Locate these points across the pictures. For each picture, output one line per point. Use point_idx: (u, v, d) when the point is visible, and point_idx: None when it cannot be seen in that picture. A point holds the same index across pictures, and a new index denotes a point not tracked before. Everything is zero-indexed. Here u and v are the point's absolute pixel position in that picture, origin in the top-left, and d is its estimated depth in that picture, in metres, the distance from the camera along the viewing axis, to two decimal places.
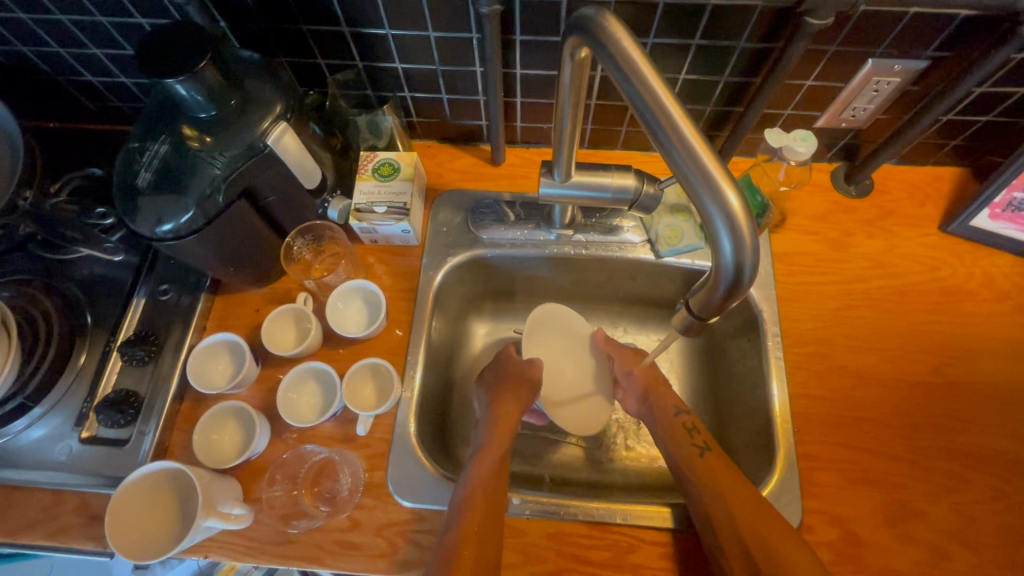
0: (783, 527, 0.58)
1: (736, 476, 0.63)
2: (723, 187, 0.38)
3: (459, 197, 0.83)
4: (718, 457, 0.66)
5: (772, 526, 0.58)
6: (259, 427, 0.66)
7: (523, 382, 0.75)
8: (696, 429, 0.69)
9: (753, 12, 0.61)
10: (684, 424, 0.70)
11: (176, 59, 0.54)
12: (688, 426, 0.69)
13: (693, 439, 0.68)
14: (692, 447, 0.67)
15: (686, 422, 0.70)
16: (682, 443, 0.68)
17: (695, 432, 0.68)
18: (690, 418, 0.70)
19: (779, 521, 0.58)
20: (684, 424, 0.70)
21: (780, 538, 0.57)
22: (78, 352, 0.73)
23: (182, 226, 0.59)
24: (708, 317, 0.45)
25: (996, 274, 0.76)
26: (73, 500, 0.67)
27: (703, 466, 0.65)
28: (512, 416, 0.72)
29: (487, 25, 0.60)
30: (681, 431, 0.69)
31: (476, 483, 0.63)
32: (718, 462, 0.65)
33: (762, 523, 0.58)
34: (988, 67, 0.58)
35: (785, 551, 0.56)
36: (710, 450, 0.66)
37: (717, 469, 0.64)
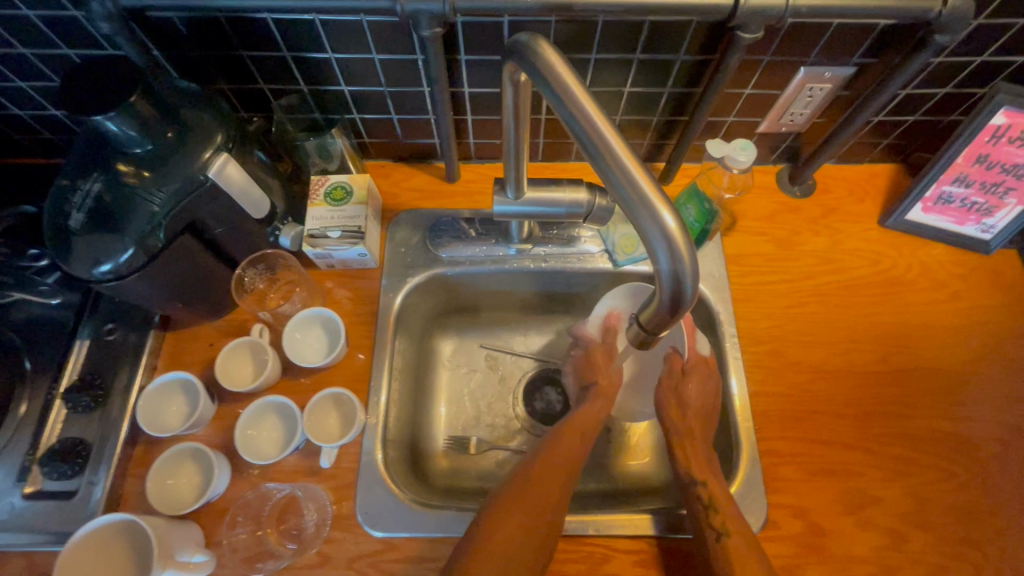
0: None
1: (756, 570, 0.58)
2: (659, 207, 0.39)
3: (415, 217, 0.82)
4: (739, 543, 0.60)
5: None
6: (218, 467, 0.64)
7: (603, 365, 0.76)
8: (713, 505, 0.63)
9: (688, 26, 0.62)
10: (699, 501, 0.64)
11: (104, 95, 0.52)
12: (705, 502, 0.63)
13: (710, 519, 0.62)
14: (709, 530, 0.62)
15: (700, 495, 0.64)
16: (700, 523, 0.63)
17: (712, 513, 0.62)
18: (706, 490, 0.64)
19: None
20: (700, 500, 0.64)
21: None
22: (18, 402, 0.69)
23: (122, 266, 0.56)
24: (657, 331, 0.46)
25: (932, 264, 0.81)
26: (17, 560, 0.63)
27: (719, 555, 0.60)
28: (577, 440, 0.69)
29: (430, 48, 0.59)
30: (698, 509, 0.63)
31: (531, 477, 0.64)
32: (739, 552, 0.60)
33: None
34: (908, 72, 0.61)
35: None
36: (729, 535, 0.60)
37: (735, 560, 0.59)
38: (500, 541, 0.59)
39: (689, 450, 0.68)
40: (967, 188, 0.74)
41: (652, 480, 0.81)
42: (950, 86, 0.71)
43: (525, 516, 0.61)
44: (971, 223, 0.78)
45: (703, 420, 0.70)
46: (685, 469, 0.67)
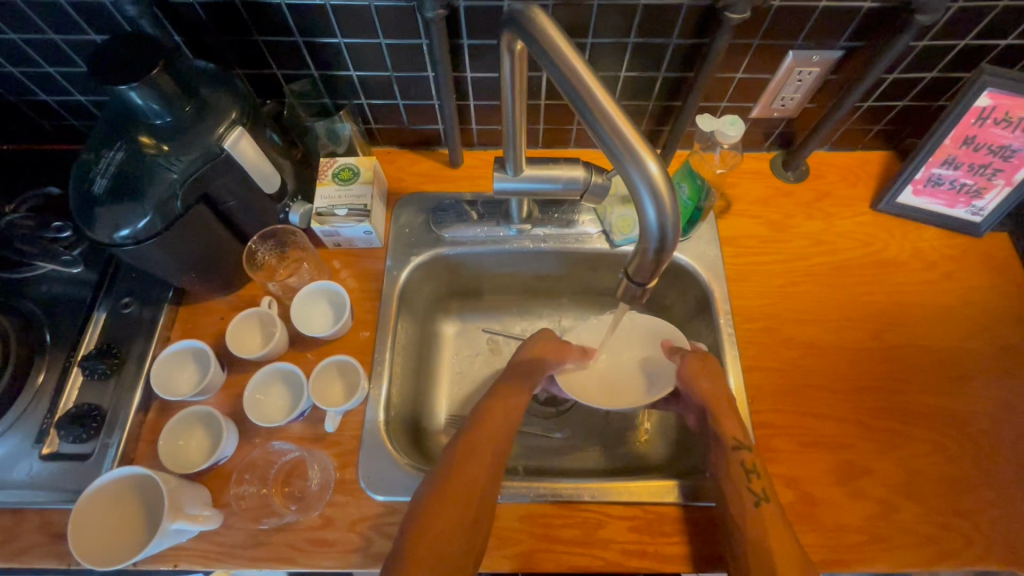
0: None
1: (789, 538, 0.59)
2: (645, 157, 0.41)
3: (419, 200, 0.85)
4: (775, 510, 0.61)
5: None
6: (226, 430, 0.66)
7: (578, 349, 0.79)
8: (755, 471, 0.64)
9: (679, 10, 0.66)
10: (741, 466, 0.64)
11: (129, 67, 0.56)
12: (747, 467, 0.64)
13: (752, 484, 0.63)
14: (748, 495, 0.62)
15: (743, 460, 0.65)
16: (740, 487, 0.63)
17: (754, 476, 0.63)
18: (750, 456, 0.65)
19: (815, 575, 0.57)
20: (742, 463, 0.64)
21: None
22: (37, 371, 0.72)
23: (140, 232, 0.59)
24: (646, 282, 0.48)
25: (925, 246, 0.82)
26: (34, 518, 0.65)
27: (758, 518, 0.61)
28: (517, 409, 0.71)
29: (434, 29, 0.63)
30: (738, 473, 0.64)
31: (471, 446, 0.65)
32: (775, 518, 0.60)
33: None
34: (891, 54, 0.64)
35: None
36: (768, 501, 0.62)
37: (770, 525, 0.60)
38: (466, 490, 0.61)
39: (726, 420, 0.68)
40: (955, 170, 0.76)
41: (649, 458, 0.82)
42: (936, 71, 0.73)
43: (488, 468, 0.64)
44: (961, 206, 0.80)
45: (731, 396, 0.70)
46: (722, 441, 0.67)
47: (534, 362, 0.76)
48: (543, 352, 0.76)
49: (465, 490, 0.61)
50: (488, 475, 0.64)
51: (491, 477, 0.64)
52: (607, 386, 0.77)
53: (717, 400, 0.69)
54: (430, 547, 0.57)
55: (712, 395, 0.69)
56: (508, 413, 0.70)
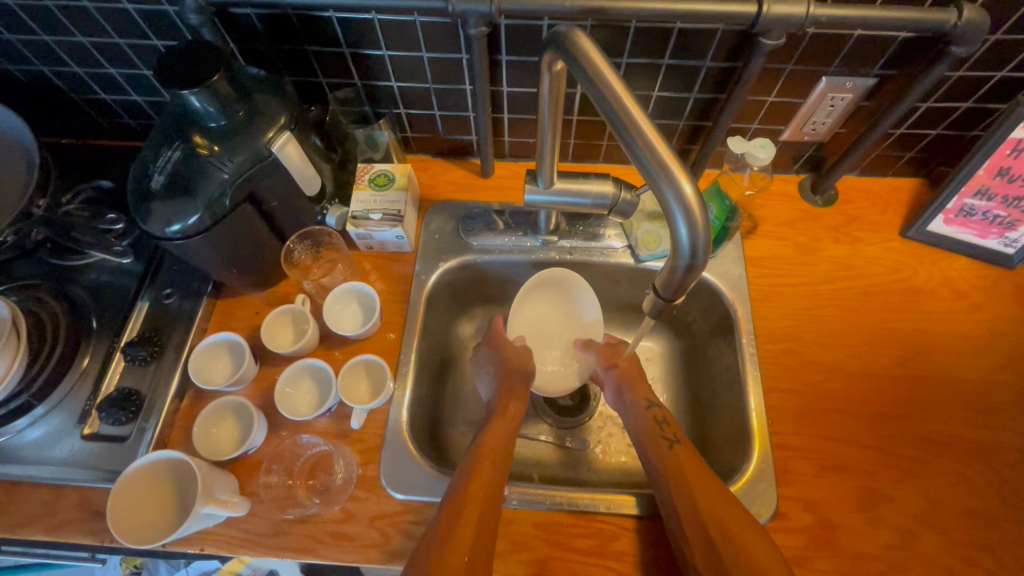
0: (742, 513, 0.60)
1: (703, 467, 0.65)
2: (679, 177, 0.42)
3: (450, 207, 0.87)
4: (686, 450, 0.67)
5: (735, 514, 0.60)
6: (257, 421, 0.69)
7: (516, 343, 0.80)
8: (666, 421, 0.71)
9: (715, 33, 0.67)
10: (654, 417, 0.72)
11: (193, 72, 0.59)
12: (658, 418, 0.71)
13: (664, 431, 0.70)
14: (663, 439, 0.69)
15: (657, 413, 0.72)
16: (654, 434, 0.70)
17: (665, 425, 0.70)
18: (660, 411, 0.72)
19: (740, 510, 0.60)
20: (655, 416, 0.72)
21: (733, 515, 0.60)
22: (82, 354, 0.75)
23: (190, 227, 0.63)
24: (675, 297, 0.49)
25: (955, 276, 0.82)
26: (73, 495, 0.69)
27: (673, 456, 0.66)
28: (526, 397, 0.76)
29: (475, 45, 0.65)
30: (652, 423, 0.71)
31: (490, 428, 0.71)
32: (687, 455, 0.67)
33: (716, 500, 0.61)
34: (925, 84, 0.65)
35: (738, 529, 0.58)
36: (680, 443, 0.68)
37: (685, 461, 0.65)
38: (471, 507, 0.60)
39: (637, 386, 0.76)
40: (989, 202, 0.75)
41: None
42: (971, 101, 0.73)
43: (483, 510, 0.61)
44: (993, 237, 0.79)
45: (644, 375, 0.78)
46: (637, 399, 0.74)
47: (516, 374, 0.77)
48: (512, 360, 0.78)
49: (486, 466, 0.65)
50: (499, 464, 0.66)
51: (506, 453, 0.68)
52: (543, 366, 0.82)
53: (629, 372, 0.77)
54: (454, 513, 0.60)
55: (628, 371, 0.77)
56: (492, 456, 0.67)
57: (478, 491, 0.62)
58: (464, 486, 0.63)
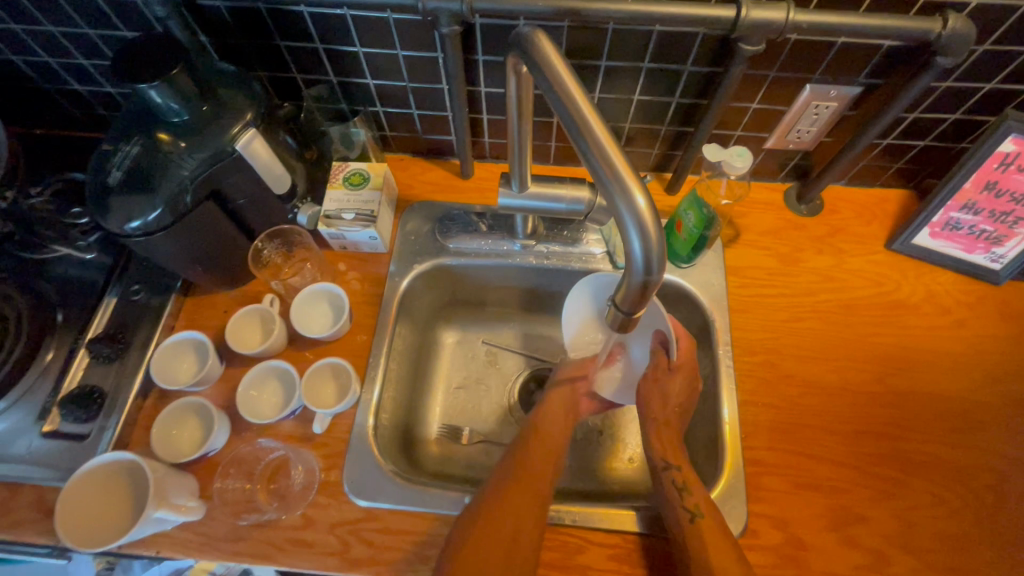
0: None
1: (728, 547, 0.59)
2: (633, 189, 0.40)
3: (427, 208, 0.86)
4: (710, 520, 0.61)
5: None
6: (218, 423, 0.67)
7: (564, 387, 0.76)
8: (685, 488, 0.65)
9: (696, 37, 0.65)
10: (673, 482, 0.66)
11: (152, 66, 0.58)
12: (678, 484, 0.65)
13: (685, 501, 0.63)
14: (683, 510, 0.63)
15: (675, 478, 0.66)
16: (675, 504, 0.64)
17: (685, 493, 0.64)
18: (679, 475, 0.67)
19: None
20: (673, 482, 0.66)
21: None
22: (45, 350, 0.74)
23: (150, 224, 0.61)
24: (634, 314, 0.47)
25: (939, 291, 0.80)
26: (29, 494, 0.67)
27: (693, 532, 0.60)
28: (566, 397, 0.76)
29: (448, 44, 0.63)
30: (674, 491, 0.65)
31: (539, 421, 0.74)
32: (712, 529, 0.60)
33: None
34: (911, 94, 0.63)
35: None
36: (703, 516, 0.61)
37: (708, 538, 0.60)
38: (514, 495, 0.64)
39: (664, 440, 0.71)
40: (975, 216, 0.73)
41: (640, 484, 0.82)
42: (959, 113, 0.72)
43: (524, 497, 0.64)
44: (980, 252, 0.77)
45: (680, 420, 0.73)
46: (658, 456, 0.69)
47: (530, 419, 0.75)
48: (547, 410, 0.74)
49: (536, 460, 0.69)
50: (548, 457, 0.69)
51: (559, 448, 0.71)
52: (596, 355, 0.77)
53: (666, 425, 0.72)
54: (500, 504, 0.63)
55: (663, 418, 0.72)
56: (529, 484, 0.66)
57: (526, 483, 0.66)
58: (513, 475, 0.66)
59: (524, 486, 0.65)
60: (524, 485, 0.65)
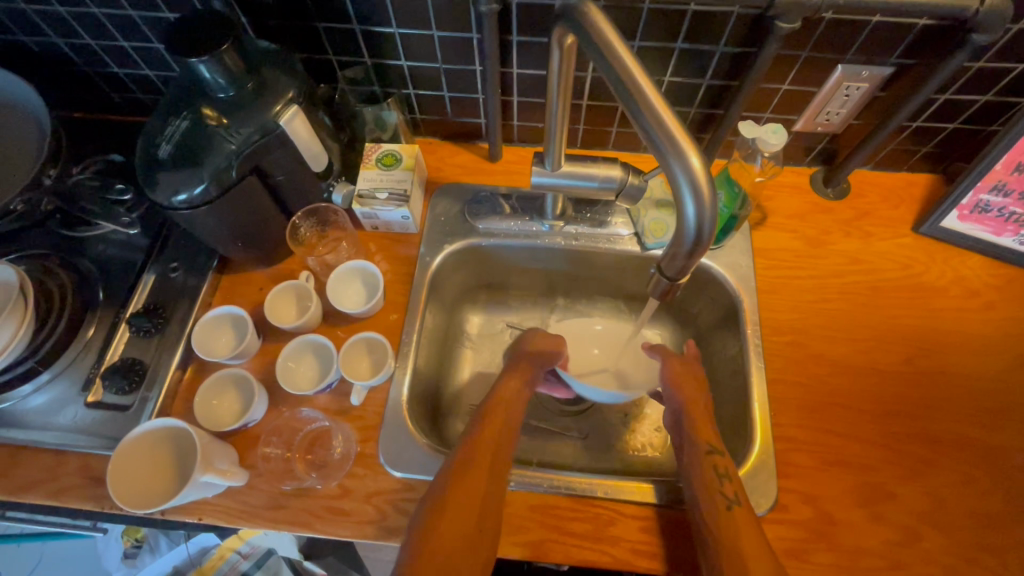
0: None
1: (761, 540, 0.58)
2: (688, 151, 0.41)
3: (457, 190, 0.87)
4: (746, 512, 0.61)
5: None
6: (257, 395, 0.69)
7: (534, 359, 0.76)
8: (726, 475, 0.64)
9: (730, 16, 0.66)
10: (713, 469, 0.64)
11: (201, 42, 0.59)
12: (719, 471, 0.64)
13: (722, 488, 0.63)
14: (720, 498, 0.62)
15: (717, 463, 0.65)
16: (713, 494, 0.62)
17: (725, 480, 0.63)
18: (722, 461, 0.65)
19: None
20: (714, 467, 0.65)
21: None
22: (87, 325, 0.76)
23: (196, 197, 0.63)
24: (681, 275, 0.50)
25: (967, 273, 0.80)
26: (75, 462, 0.69)
27: (727, 523, 0.60)
28: (525, 370, 0.74)
29: (486, 23, 0.65)
30: (710, 476, 0.64)
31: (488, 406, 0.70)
32: (746, 520, 0.60)
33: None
34: (945, 73, 0.63)
35: None
36: (740, 504, 0.61)
37: (742, 529, 0.59)
38: (473, 484, 0.61)
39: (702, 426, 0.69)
40: (1005, 198, 0.73)
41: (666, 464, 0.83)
42: (990, 94, 0.72)
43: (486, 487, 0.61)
44: (1009, 235, 0.77)
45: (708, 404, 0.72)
46: (697, 441, 0.67)
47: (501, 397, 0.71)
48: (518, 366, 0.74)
49: (489, 446, 0.65)
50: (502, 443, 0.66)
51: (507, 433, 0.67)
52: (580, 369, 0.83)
53: (695, 404, 0.71)
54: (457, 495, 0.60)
55: (693, 398, 0.71)
56: (481, 478, 0.62)
57: (484, 470, 0.62)
58: (466, 463, 0.63)
59: (486, 475, 0.62)
60: (479, 478, 0.61)
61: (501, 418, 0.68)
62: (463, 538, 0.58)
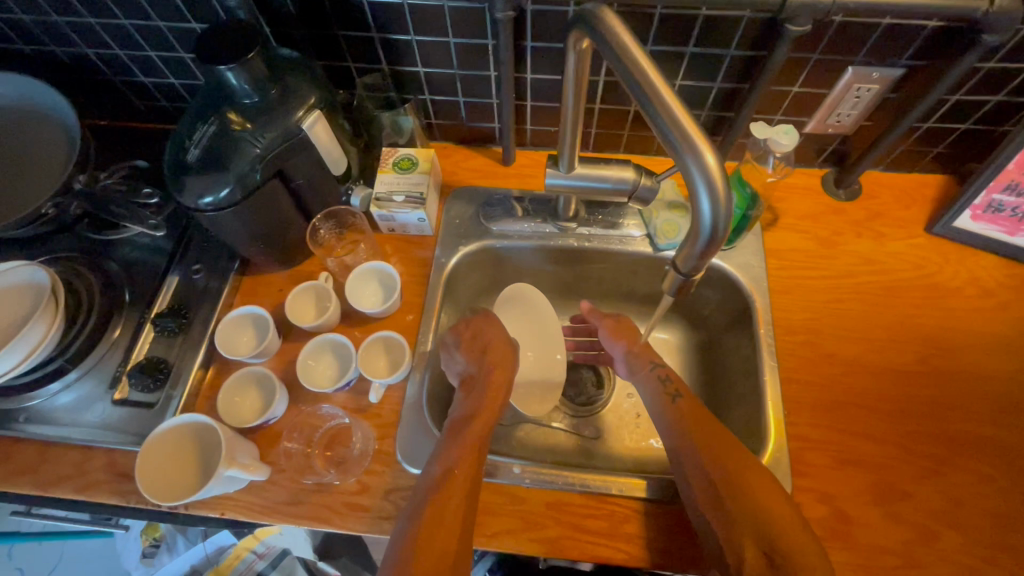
0: (744, 457, 0.62)
1: (707, 416, 0.67)
2: (703, 150, 0.43)
3: (471, 193, 0.89)
4: (689, 401, 0.69)
5: (737, 458, 0.62)
6: (279, 393, 0.71)
7: (501, 346, 0.75)
8: (667, 377, 0.72)
9: (741, 20, 0.67)
10: (657, 377, 0.72)
11: (229, 51, 0.62)
12: (663, 378, 0.72)
13: (667, 388, 0.71)
14: (665, 396, 0.70)
15: (660, 372, 0.72)
16: (658, 395, 0.71)
17: (668, 382, 0.71)
18: (665, 369, 0.73)
19: (745, 454, 0.62)
20: (658, 376, 0.72)
21: (788, 520, 0.57)
22: (114, 325, 0.78)
23: (222, 200, 0.65)
24: (695, 271, 0.51)
25: (981, 274, 0.80)
26: (101, 458, 0.71)
27: (677, 411, 0.68)
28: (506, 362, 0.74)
29: (502, 30, 0.66)
30: (657, 383, 0.71)
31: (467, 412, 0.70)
32: (691, 407, 0.68)
33: (776, 510, 0.58)
34: (955, 74, 0.64)
35: (738, 463, 0.61)
36: (683, 397, 0.69)
37: (689, 414, 0.67)
38: (451, 502, 0.60)
39: (644, 351, 0.76)
40: (1018, 197, 0.73)
41: None
42: (1002, 94, 0.72)
43: (463, 506, 0.61)
44: (1022, 234, 0.77)
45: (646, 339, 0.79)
46: (642, 366, 0.74)
47: (478, 395, 0.71)
48: (493, 346, 0.75)
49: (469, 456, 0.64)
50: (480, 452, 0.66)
51: (482, 440, 0.67)
52: (525, 389, 0.81)
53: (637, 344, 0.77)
54: (436, 516, 0.59)
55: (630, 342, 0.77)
56: (449, 535, 0.58)
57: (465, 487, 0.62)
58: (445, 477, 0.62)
59: (463, 495, 0.61)
60: (446, 540, 0.58)
61: (473, 451, 0.65)
62: (442, 559, 0.57)
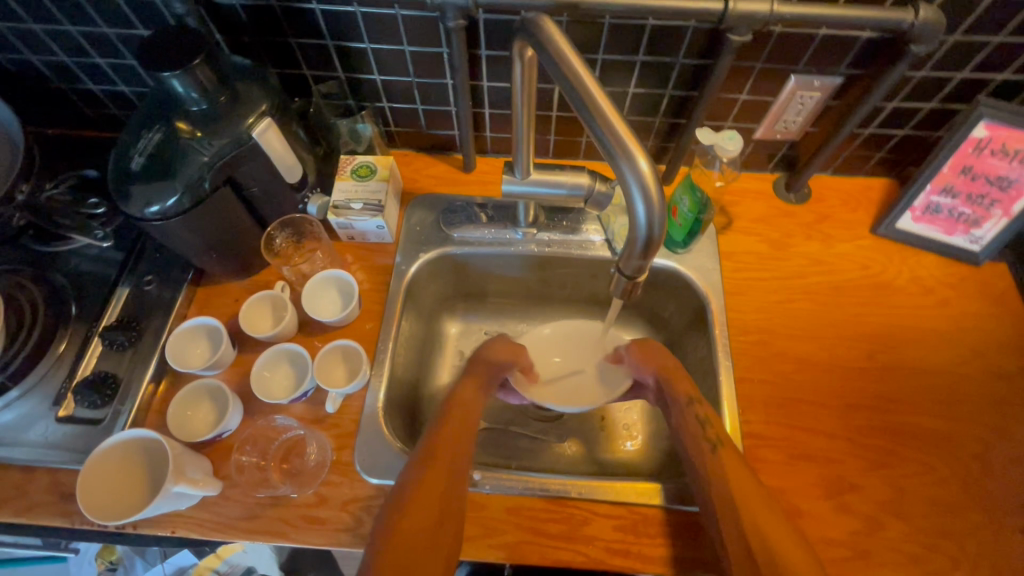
0: (779, 518, 0.58)
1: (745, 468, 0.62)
2: (636, 156, 0.44)
3: (432, 200, 0.89)
4: (729, 449, 0.65)
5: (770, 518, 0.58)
6: (232, 405, 0.69)
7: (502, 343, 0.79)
8: (707, 420, 0.68)
9: (687, 30, 0.69)
10: (695, 415, 0.69)
11: (173, 57, 0.61)
12: (702, 418, 0.68)
13: (706, 432, 0.66)
14: (704, 441, 0.66)
15: (698, 409, 0.69)
16: (695, 436, 0.67)
17: (708, 425, 0.67)
18: (703, 408, 0.69)
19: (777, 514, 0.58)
20: (696, 416, 0.68)
21: None
22: (59, 340, 0.75)
23: (169, 208, 0.64)
24: (637, 273, 0.52)
25: (922, 272, 0.84)
26: (44, 478, 0.69)
27: (716, 459, 0.63)
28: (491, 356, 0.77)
29: (454, 38, 0.67)
30: (694, 423, 0.68)
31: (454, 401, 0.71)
32: (729, 455, 0.64)
33: None
34: (888, 82, 0.67)
35: (771, 524, 0.57)
36: (722, 444, 0.65)
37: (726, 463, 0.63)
38: (431, 484, 0.60)
39: (679, 383, 0.73)
40: (953, 199, 0.76)
41: (640, 464, 0.84)
42: (935, 101, 0.76)
43: (444, 488, 0.61)
44: (959, 234, 0.81)
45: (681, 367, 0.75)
46: (679, 398, 0.71)
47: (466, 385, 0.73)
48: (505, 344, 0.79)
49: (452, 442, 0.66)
50: (462, 438, 0.67)
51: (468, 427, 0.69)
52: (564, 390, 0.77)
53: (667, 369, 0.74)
54: (415, 497, 0.59)
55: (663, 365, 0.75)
56: (427, 517, 0.58)
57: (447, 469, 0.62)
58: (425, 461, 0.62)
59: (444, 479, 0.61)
60: (425, 521, 0.57)
61: (454, 437, 0.66)
62: (419, 539, 0.56)
